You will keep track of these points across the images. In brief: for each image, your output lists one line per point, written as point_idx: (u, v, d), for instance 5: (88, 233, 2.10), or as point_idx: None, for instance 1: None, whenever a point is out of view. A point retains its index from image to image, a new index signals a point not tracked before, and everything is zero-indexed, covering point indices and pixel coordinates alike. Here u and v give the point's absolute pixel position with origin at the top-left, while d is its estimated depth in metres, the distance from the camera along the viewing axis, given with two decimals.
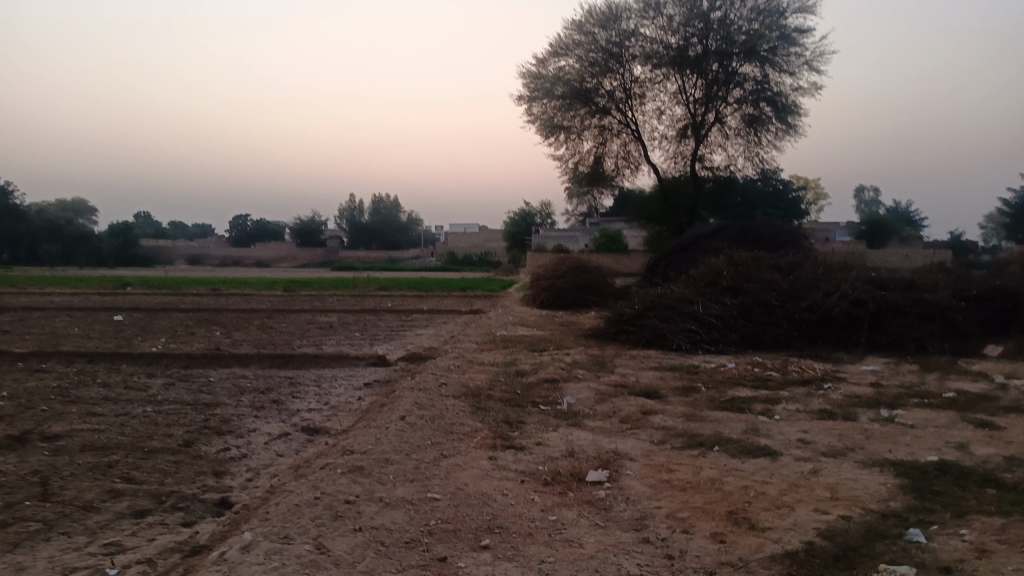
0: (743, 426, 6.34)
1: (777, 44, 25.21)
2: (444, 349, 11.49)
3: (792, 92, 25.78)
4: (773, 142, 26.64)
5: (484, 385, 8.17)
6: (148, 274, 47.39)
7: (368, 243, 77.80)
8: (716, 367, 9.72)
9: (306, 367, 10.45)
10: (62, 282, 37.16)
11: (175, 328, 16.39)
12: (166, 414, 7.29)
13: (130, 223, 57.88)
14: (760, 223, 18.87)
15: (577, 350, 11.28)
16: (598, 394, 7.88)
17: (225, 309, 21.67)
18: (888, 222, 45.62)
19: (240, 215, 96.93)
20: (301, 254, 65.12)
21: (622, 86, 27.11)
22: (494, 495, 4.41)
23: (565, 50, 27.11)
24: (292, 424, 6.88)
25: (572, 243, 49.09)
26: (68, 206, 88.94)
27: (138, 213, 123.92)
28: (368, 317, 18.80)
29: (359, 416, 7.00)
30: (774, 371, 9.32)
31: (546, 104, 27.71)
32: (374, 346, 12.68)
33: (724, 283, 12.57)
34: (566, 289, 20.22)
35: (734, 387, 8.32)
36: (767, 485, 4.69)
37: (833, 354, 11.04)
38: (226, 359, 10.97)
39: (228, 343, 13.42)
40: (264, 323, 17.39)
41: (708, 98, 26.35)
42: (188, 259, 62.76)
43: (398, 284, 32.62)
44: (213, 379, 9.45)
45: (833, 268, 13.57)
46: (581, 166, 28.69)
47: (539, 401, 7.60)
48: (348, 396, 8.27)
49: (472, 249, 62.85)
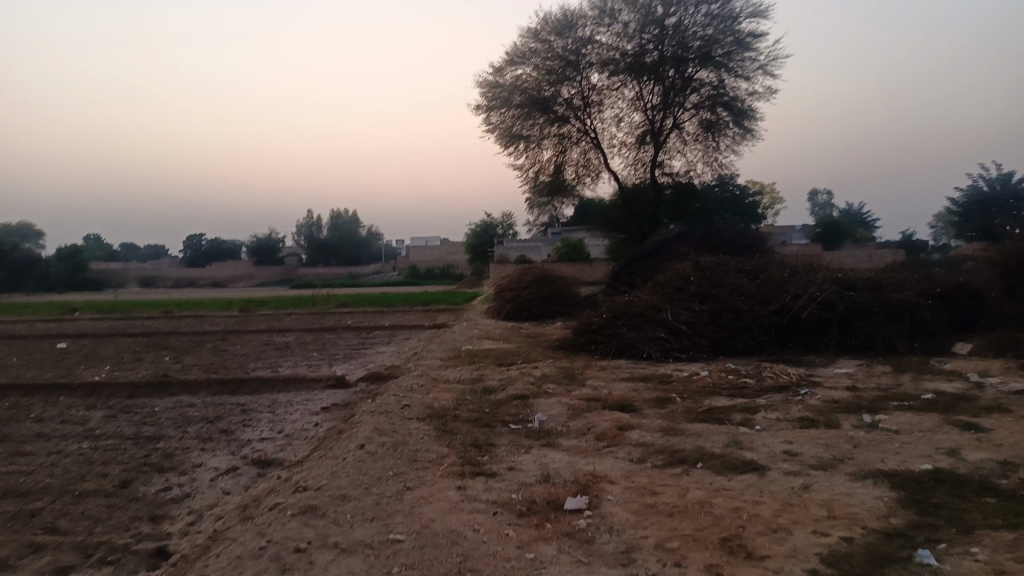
0: (725, 439, 6.01)
1: (732, 50, 25.37)
2: (407, 366, 11.00)
3: (748, 97, 25.90)
4: (731, 147, 26.69)
5: (450, 405, 7.72)
6: (99, 298, 45.61)
7: (328, 260, 76.55)
8: (690, 375, 9.43)
9: (260, 391, 9.88)
10: (5, 309, 35.53)
11: (123, 354, 15.60)
12: (103, 450, 6.69)
13: (80, 246, 54.98)
14: (722, 227, 18.78)
15: (546, 363, 10.91)
16: (571, 409, 7.50)
17: (178, 333, 20.81)
18: (843, 224, 46.33)
19: (195, 235, 94.96)
20: (259, 273, 63.74)
21: (580, 93, 27.03)
22: (465, 531, 3.99)
23: (522, 58, 27.02)
24: (242, 456, 6.35)
25: (534, 253, 48.87)
26: (12, 230, 85.97)
27: (88, 236, 120.51)
28: (328, 336, 18.17)
29: (315, 445, 6.50)
30: (749, 378, 9.05)
31: (504, 113, 27.49)
32: (333, 366, 12.12)
33: (691, 289, 12.33)
34: (531, 300, 19.90)
35: (710, 397, 8.02)
36: (759, 505, 4.35)
37: (805, 357, 10.86)
38: (175, 386, 10.33)
39: (179, 368, 12.72)
40: (218, 345, 16.65)
41: (666, 105, 26.38)
42: (141, 280, 60.83)
43: (360, 301, 31.91)
44: (159, 408, 8.83)
45: (799, 270, 13.45)
46: (542, 175, 28.43)
47: (509, 420, 7.18)
48: (305, 422, 7.76)
49: (434, 262, 62.25)
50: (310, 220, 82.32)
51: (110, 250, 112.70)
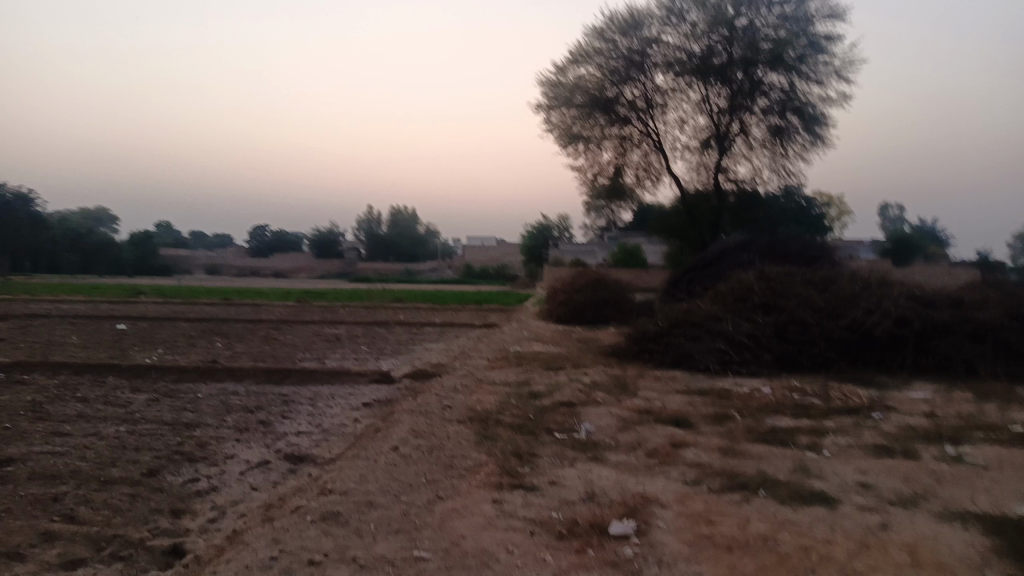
0: (790, 464, 5.50)
1: (805, 52, 24.39)
2: (453, 365, 10.69)
3: (820, 102, 24.85)
4: (800, 154, 25.65)
5: (494, 408, 7.37)
6: (163, 283, 47.12)
7: (385, 255, 77.43)
8: (751, 391, 8.86)
9: (304, 382, 9.73)
10: (77, 290, 36.97)
11: (177, 338, 15.80)
12: (139, 435, 6.56)
13: (150, 233, 57.50)
14: (788, 237, 17.94)
15: (597, 370, 10.47)
16: (621, 421, 7.06)
17: (233, 320, 21.08)
18: (914, 239, 44.40)
19: (259, 227, 97.76)
20: (318, 265, 64.89)
21: (643, 95, 26.37)
22: (497, 553, 3.61)
23: (585, 58, 26.51)
24: (276, 450, 6.11)
25: (590, 257, 48.26)
26: (90, 215, 90.11)
27: (160, 224, 125.51)
28: (378, 330, 18.10)
29: (351, 443, 6.22)
30: (815, 397, 8.44)
31: (565, 113, 27.08)
32: (380, 361, 11.95)
33: (755, 299, 11.68)
34: (585, 305, 19.45)
35: (773, 416, 7.47)
36: (832, 545, 3.84)
37: (877, 378, 10.14)
38: (220, 373, 10.27)
39: (228, 355, 12.75)
40: (270, 334, 16.75)
41: (733, 108, 25.47)
42: (207, 268, 62.69)
43: (414, 297, 31.98)
44: (201, 395, 8.73)
45: (871, 284, 12.66)
46: (600, 178, 27.88)
47: (555, 428, 6.78)
48: (343, 417, 7.50)
49: (489, 262, 62.22)
50: (370, 216, 83.37)
51: (180, 237, 116.72)
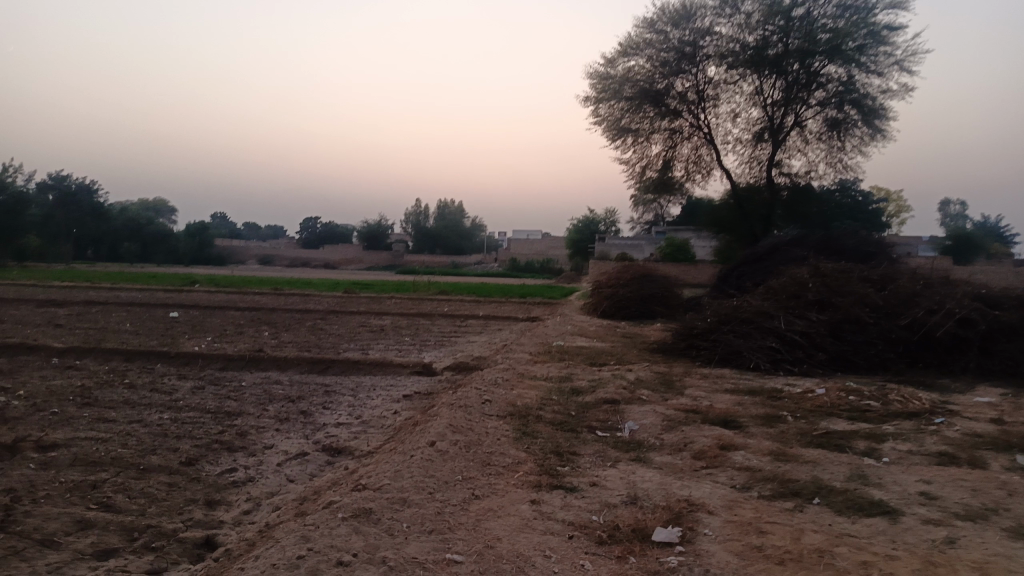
0: (847, 471, 5.19)
1: (866, 42, 23.37)
2: (495, 358, 10.57)
3: (880, 94, 23.89)
4: (858, 147, 24.83)
5: (535, 404, 7.21)
6: (217, 273, 48.36)
7: (432, 248, 77.94)
8: (803, 391, 8.51)
9: (345, 373, 9.72)
10: (135, 278, 38.17)
11: (226, 326, 16.06)
12: (181, 423, 6.59)
13: (207, 225, 59.37)
14: (843, 232, 17.31)
15: (642, 366, 10.21)
16: (667, 420, 6.82)
17: (281, 309, 21.37)
18: (977, 236, 42.63)
19: (310, 219, 99.48)
20: (366, 256, 65.65)
21: (694, 87, 25.88)
22: (533, 557, 3.44)
23: (635, 49, 26.02)
24: (314, 441, 6.06)
25: (636, 251, 47.66)
26: (149, 206, 93.31)
27: (215, 215, 129.01)
28: (422, 322, 18.11)
29: (390, 435, 6.13)
30: (872, 400, 8.05)
31: (613, 105, 26.64)
32: (421, 353, 11.89)
33: (809, 296, 11.25)
34: (630, 299, 19.12)
35: (827, 418, 7.13)
36: (894, 561, 3.56)
37: (938, 380, 9.65)
38: (264, 361, 10.34)
39: (273, 344, 12.88)
40: (315, 324, 16.90)
41: (787, 101, 24.79)
42: (259, 258, 64.11)
43: (458, 289, 32.03)
44: (245, 384, 8.79)
45: (933, 282, 12.07)
46: (649, 171, 27.48)
47: (597, 426, 6.58)
48: (383, 409, 7.43)
49: (535, 256, 62.06)
50: (418, 209, 83.99)
51: (234, 228, 119.62)
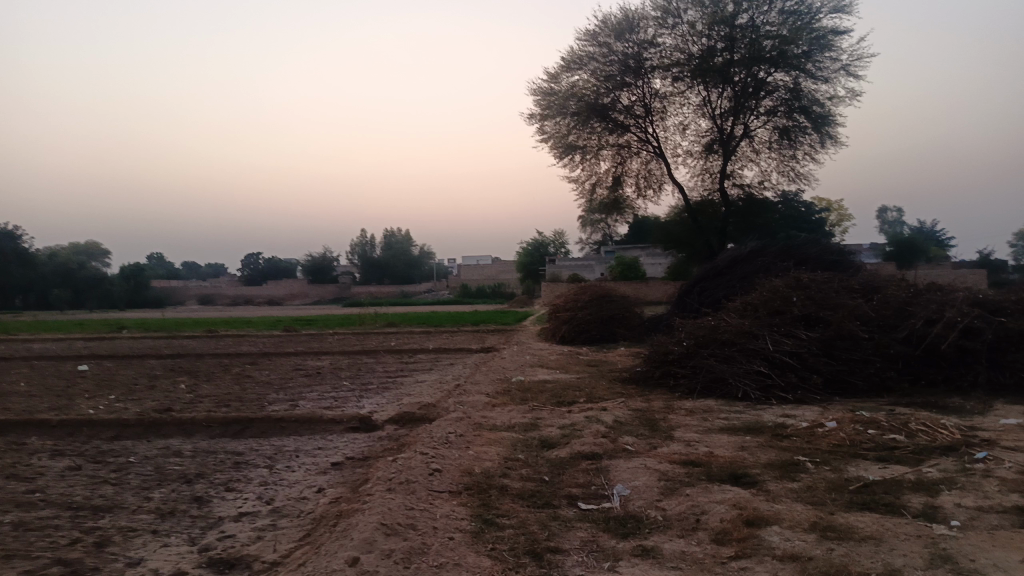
0: (923, 551, 3.85)
1: (812, 47, 22.67)
2: (446, 403, 9.06)
3: (828, 100, 23.37)
4: (809, 154, 24.35)
5: (496, 467, 5.74)
6: (149, 316, 45.46)
7: (380, 278, 75.81)
8: (811, 424, 7.24)
9: (265, 435, 8.05)
10: (57, 327, 35.21)
11: (140, 380, 14.07)
12: (21, 531, 4.89)
13: (142, 264, 55.89)
14: (806, 241, 16.34)
15: (617, 403, 8.82)
16: (664, 479, 5.44)
17: (209, 354, 19.40)
18: (918, 241, 42.97)
19: (252, 256, 97.28)
20: (312, 291, 63.22)
21: (640, 100, 25.09)
22: None
23: (578, 64, 25.11)
24: (200, 551, 4.45)
25: (588, 272, 46.68)
26: (81, 250, 89.74)
27: (153, 255, 125.68)
28: (365, 360, 16.39)
29: (305, 535, 4.55)
30: (895, 433, 6.80)
31: (559, 121, 25.68)
32: (361, 401, 10.28)
33: (794, 312, 10.08)
34: (589, 322, 17.81)
35: (854, 463, 5.84)
36: None
37: (950, 400, 8.53)
38: (167, 426, 8.57)
39: (188, 399, 11.07)
40: (245, 371, 15.02)
41: (736, 111, 24.19)
42: (200, 298, 61.06)
43: (408, 321, 30.30)
44: (134, 459, 7.05)
45: (922, 291, 11.07)
46: (599, 189, 26.63)
47: (578, 496, 5.16)
48: (304, 487, 5.85)
49: (485, 282, 60.65)
50: (364, 239, 82.01)
51: (171, 269, 115.17)
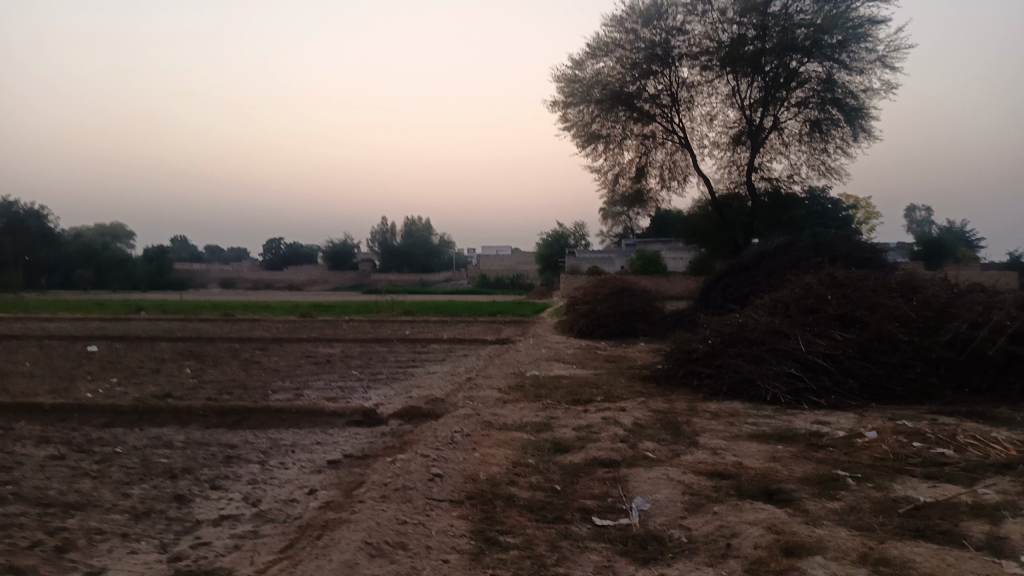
0: None
1: (848, 37, 21.77)
2: (455, 398, 8.58)
3: (863, 93, 22.53)
4: (841, 148, 23.48)
5: (504, 473, 5.23)
6: (170, 298, 45.47)
7: (399, 266, 75.62)
8: (850, 434, 6.66)
9: (263, 427, 7.62)
10: (76, 307, 35.22)
11: (147, 363, 13.73)
12: None
13: (165, 247, 56.13)
14: (836, 237, 15.62)
15: (636, 403, 8.28)
16: (688, 494, 4.90)
17: (221, 338, 19.10)
18: (948, 241, 41.79)
19: (273, 241, 97.85)
20: (332, 276, 63.11)
21: (667, 89, 24.38)
22: None
23: (604, 50, 24.41)
24: (170, 560, 4.01)
25: (608, 264, 46.02)
26: (107, 231, 90.80)
27: (177, 237, 127.04)
28: (377, 349, 15.98)
29: (287, 546, 4.08)
30: (944, 446, 6.20)
31: (582, 109, 24.98)
32: (367, 392, 9.85)
33: (828, 311, 9.46)
34: (608, 316, 17.24)
35: (900, 481, 5.27)
36: None
37: (998, 410, 7.89)
38: (162, 414, 8.17)
39: (191, 385, 10.70)
40: (253, 357, 14.65)
41: (766, 101, 23.22)
42: (221, 282, 61.11)
43: (425, 309, 29.88)
44: (121, 449, 6.64)
45: (965, 292, 10.40)
46: (622, 179, 25.95)
47: (593, 509, 4.65)
48: (295, 488, 5.39)
49: (504, 272, 60.21)
50: (384, 227, 81.75)
51: (194, 252, 116.22)
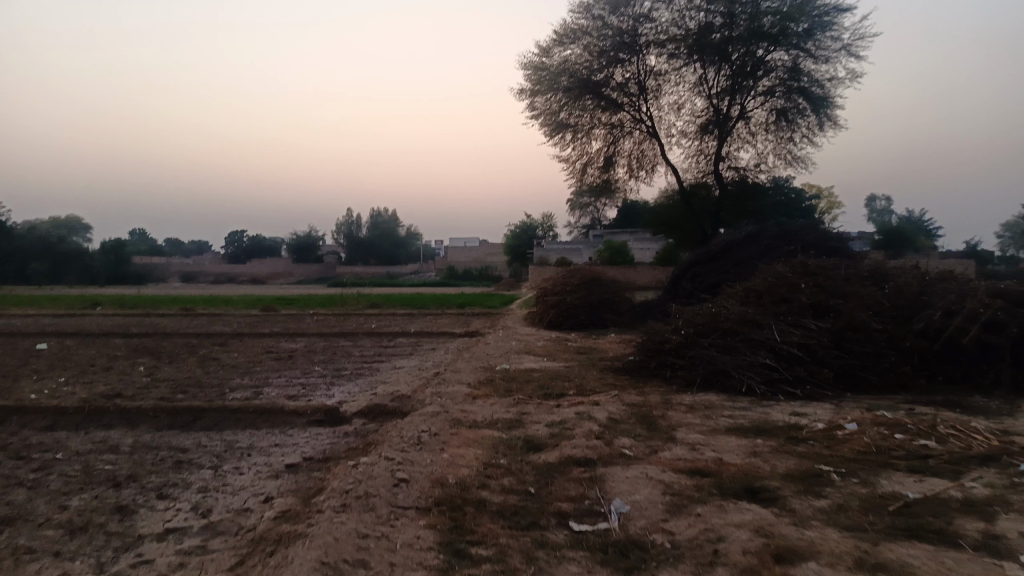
0: None
1: (813, 25, 22.01)
2: (422, 394, 8.24)
3: (828, 82, 22.64)
4: (807, 138, 23.57)
5: (474, 476, 4.92)
6: (128, 292, 44.05)
7: (366, 258, 74.63)
8: (830, 426, 6.48)
9: (218, 428, 7.19)
10: (28, 302, 33.90)
11: (98, 360, 13.09)
12: None
13: (123, 240, 54.52)
14: (804, 226, 15.52)
15: (610, 396, 8.03)
16: (669, 494, 4.64)
17: (179, 334, 18.42)
18: (907, 230, 42.47)
19: (236, 234, 95.99)
20: (297, 269, 62.00)
21: (635, 78, 24.18)
22: None
23: (571, 38, 24.13)
24: None
25: (576, 256, 45.85)
26: (62, 223, 88.09)
27: (137, 230, 124.03)
28: (342, 343, 15.52)
29: (238, 563, 3.72)
30: (925, 437, 6.04)
31: (549, 98, 24.67)
32: (330, 389, 9.45)
33: (802, 300, 9.30)
34: (577, 307, 16.99)
35: (885, 476, 5.08)
36: None
37: (973, 399, 7.81)
38: (109, 415, 7.68)
39: (144, 384, 10.18)
40: (212, 353, 14.09)
41: (733, 91, 23.22)
42: (182, 275, 59.54)
43: (392, 302, 29.36)
44: (62, 455, 6.17)
45: (936, 280, 10.35)
46: (590, 169, 25.70)
47: (569, 513, 4.37)
48: (249, 495, 5.01)
49: (472, 264, 59.75)
50: (350, 219, 80.68)
51: (154, 245, 113.54)
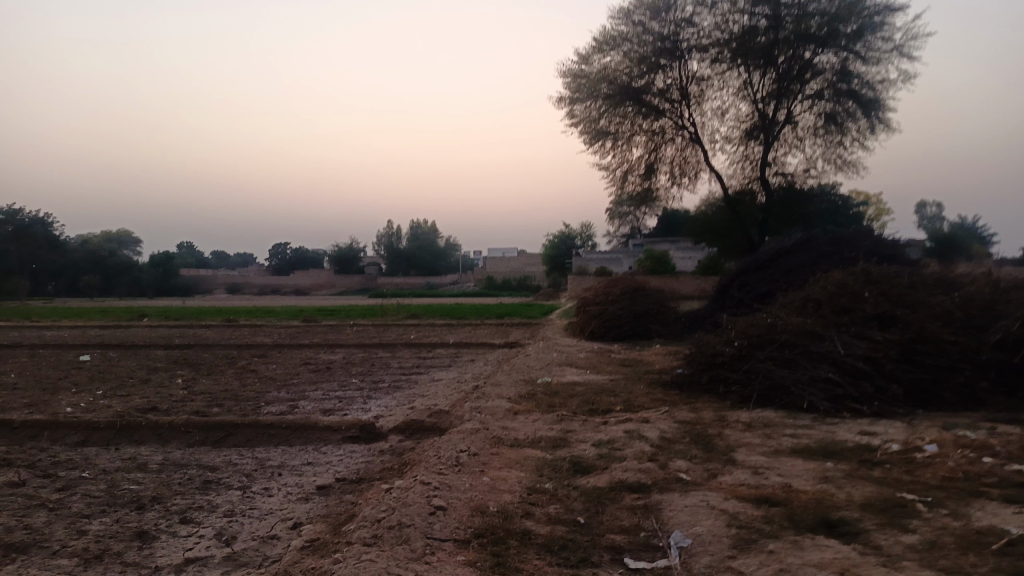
0: None
1: (863, 25, 21.08)
2: (461, 409, 7.87)
3: (880, 84, 21.75)
4: (858, 141, 22.64)
5: (517, 503, 4.50)
6: (175, 304, 44.81)
7: (405, 269, 74.98)
8: (906, 447, 5.90)
9: (250, 445, 6.91)
10: (79, 315, 34.62)
11: (138, 373, 13.03)
12: None
13: (170, 252, 55.67)
14: (858, 232, 14.76)
15: (661, 413, 7.55)
16: (735, 526, 4.16)
17: (220, 345, 18.42)
18: (962, 237, 40.84)
19: (279, 247, 97.58)
20: (338, 280, 62.49)
21: (677, 84, 23.61)
22: None
23: (611, 44, 23.67)
24: None
25: (616, 265, 45.19)
26: (112, 238, 90.47)
27: (183, 243, 126.98)
28: (380, 355, 15.27)
29: None
30: (1017, 462, 5.43)
31: (589, 105, 24.24)
32: (366, 403, 9.15)
33: (866, 310, 8.68)
34: (620, 317, 16.49)
35: (979, 507, 4.51)
36: None
37: None
38: (141, 430, 7.46)
39: (180, 397, 10.02)
40: (250, 364, 13.96)
41: (779, 94, 22.50)
42: (227, 287, 60.43)
43: (432, 312, 29.17)
44: (88, 474, 5.94)
45: (1010, 287, 9.61)
46: (631, 177, 25.11)
47: (624, 547, 3.93)
48: (277, 520, 4.68)
49: (511, 274, 59.44)
50: (390, 231, 81.30)
51: (199, 257, 116.11)
